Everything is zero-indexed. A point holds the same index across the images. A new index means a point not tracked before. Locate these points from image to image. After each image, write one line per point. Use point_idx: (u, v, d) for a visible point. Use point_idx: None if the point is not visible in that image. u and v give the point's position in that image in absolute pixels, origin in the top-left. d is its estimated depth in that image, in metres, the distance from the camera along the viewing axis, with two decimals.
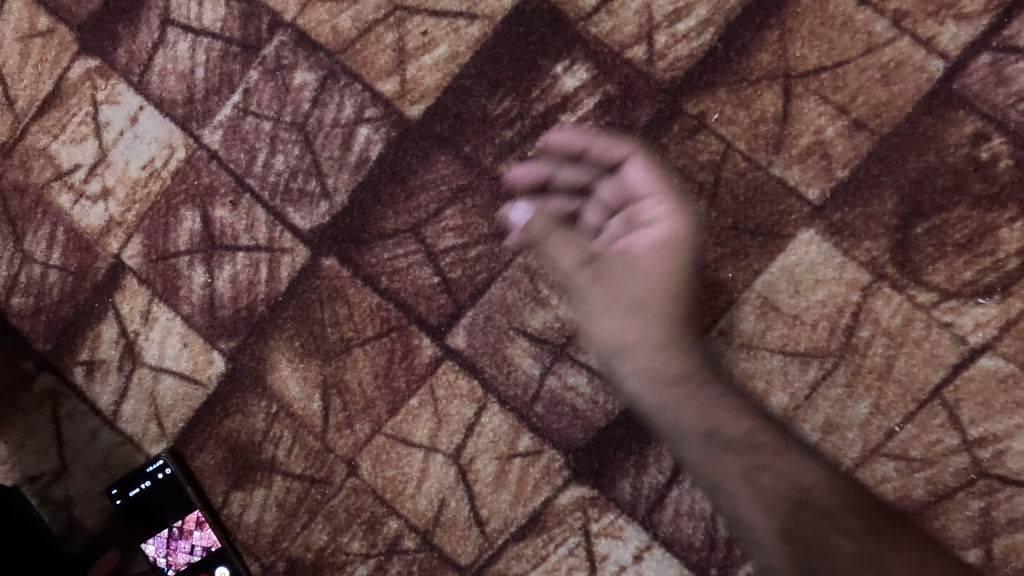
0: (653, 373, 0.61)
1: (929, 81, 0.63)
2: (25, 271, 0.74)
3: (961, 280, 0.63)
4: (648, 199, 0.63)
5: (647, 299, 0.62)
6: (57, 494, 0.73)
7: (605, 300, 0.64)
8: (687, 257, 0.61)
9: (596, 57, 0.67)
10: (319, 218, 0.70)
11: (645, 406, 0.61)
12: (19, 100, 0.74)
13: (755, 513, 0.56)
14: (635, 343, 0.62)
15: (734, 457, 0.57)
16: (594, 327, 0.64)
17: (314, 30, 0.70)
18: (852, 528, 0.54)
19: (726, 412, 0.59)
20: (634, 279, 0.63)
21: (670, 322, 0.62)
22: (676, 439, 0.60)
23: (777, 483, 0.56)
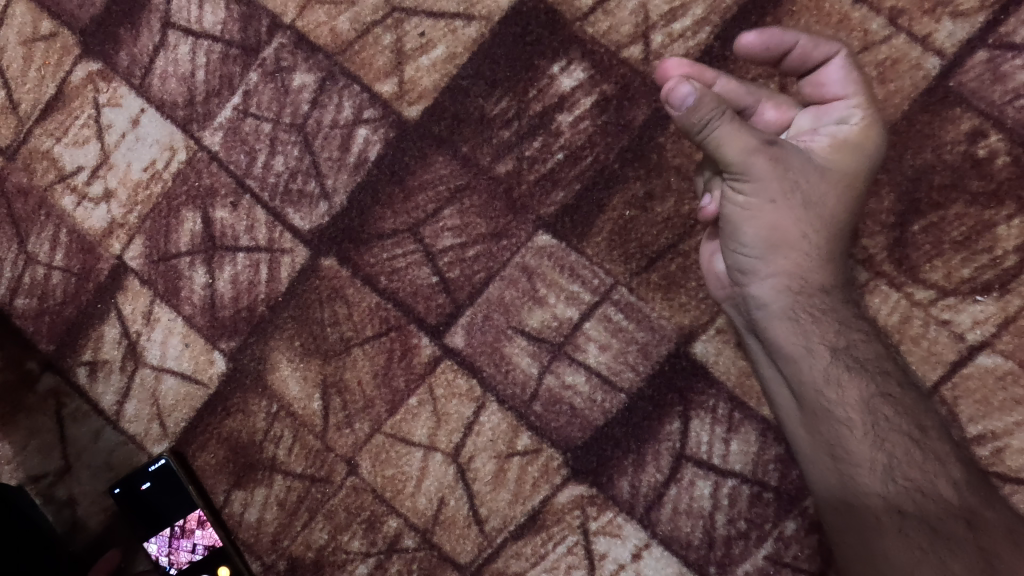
0: (795, 275, 0.57)
1: (926, 78, 0.63)
2: (29, 272, 0.74)
3: (959, 278, 0.62)
4: (842, 97, 0.58)
5: (817, 201, 0.56)
6: (61, 493, 0.74)
7: (776, 189, 0.54)
8: (869, 165, 0.57)
9: (593, 57, 0.67)
10: (318, 218, 0.71)
11: (765, 305, 0.58)
12: (23, 103, 0.75)
13: (861, 442, 0.55)
14: (794, 240, 0.56)
15: (861, 381, 0.56)
16: (751, 215, 0.56)
17: (313, 32, 0.71)
18: (958, 478, 0.53)
19: (862, 338, 0.57)
20: (812, 179, 0.55)
21: (826, 232, 0.57)
22: (796, 352, 0.57)
23: (894, 418, 0.55)
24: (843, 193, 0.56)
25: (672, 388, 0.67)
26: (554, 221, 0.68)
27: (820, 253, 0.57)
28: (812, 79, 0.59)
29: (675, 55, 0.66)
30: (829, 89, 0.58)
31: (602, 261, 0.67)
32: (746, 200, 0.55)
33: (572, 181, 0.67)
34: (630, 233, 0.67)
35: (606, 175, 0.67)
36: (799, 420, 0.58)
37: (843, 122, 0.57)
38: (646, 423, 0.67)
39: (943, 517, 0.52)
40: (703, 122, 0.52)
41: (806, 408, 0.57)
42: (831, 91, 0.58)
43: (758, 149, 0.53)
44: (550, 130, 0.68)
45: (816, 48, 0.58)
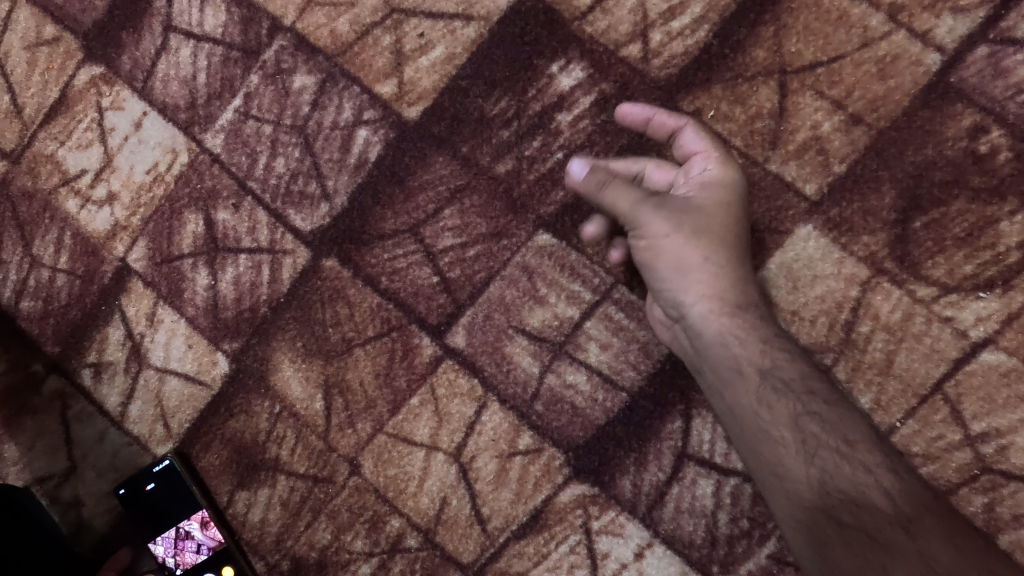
0: (714, 298, 0.59)
1: (927, 74, 0.63)
2: (34, 275, 0.75)
3: (961, 275, 0.62)
4: (700, 154, 0.62)
5: (707, 229, 0.59)
6: (67, 494, 0.74)
7: (665, 225, 0.59)
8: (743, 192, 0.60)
9: (592, 56, 0.67)
10: (320, 219, 0.71)
11: (696, 331, 0.60)
12: (27, 107, 0.75)
13: (795, 459, 0.54)
14: (699, 265, 0.59)
15: (788, 401, 0.56)
16: (654, 252, 0.60)
17: (313, 34, 0.71)
18: (890, 487, 0.52)
19: (783, 354, 0.57)
20: (694, 214, 0.59)
21: (728, 253, 0.59)
22: (726, 376, 0.58)
23: (824, 433, 0.54)
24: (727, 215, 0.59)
25: (673, 386, 0.67)
26: (554, 221, 0.68)
27: (728, 272, 0.59)
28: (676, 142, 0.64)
29: (674, 53, 0.66)
30: (688, 149, 0.63)
31: (602, 260, 0.67)
32: (643, 244, 0.60)
33: None
34: None
35: None
36: (742, 443, 0.58)
37: (704, 172, 0.61)
38: (648, 422, 0.67)
39: (879, 526, 0.50)
40: (596, 186, 0.59)
41: (745, 431, 0.57)
42: (689, 150, 0.63)
43: (643, 202, 0.59)
44: (549, 130, 0.68)
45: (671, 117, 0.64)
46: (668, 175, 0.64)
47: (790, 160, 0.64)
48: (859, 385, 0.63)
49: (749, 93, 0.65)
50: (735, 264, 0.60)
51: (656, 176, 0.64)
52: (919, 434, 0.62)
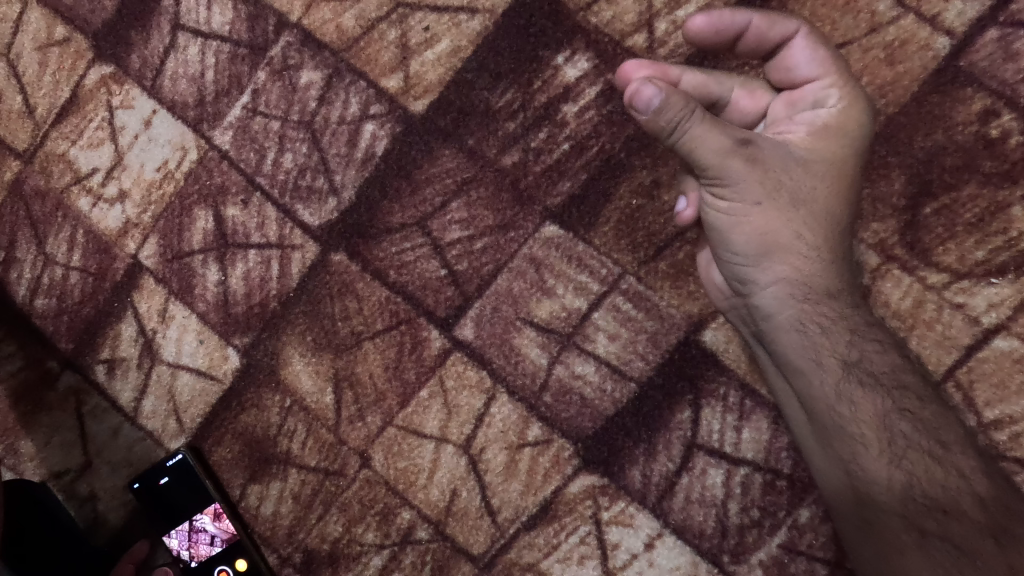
0: (803, 281, 0.58)
1: (936, 58, 0.62)
2: (48, 273, 0.76)
3: (972, 261, 0.62)
4: (815, 80, 0.60)
5: (807, 197, 0.58)
6: (82, 489, 0.75)
7: (758, 192, 0.57)
8: (839, 151, 0.59)
9: (597, 47, 0.67)
10: (328, 214, 0.71)
11: (773, 317, 0.60)
12: (39, 108, 0.76)
13: (877, 460, 0.56)
14: (791, 243, 0.58)
15: (876, 396, 0.57)
16: (740, 223, 0.58)
17: (319, 29, 0.71)
18: (981, 493, 0.54)
19: (875, 348, 0.57)
20: (795, 171, 0.58)
21: (828, 227, 0.58)
22: (806, 368, 0.59)
23: (915, 433, 0.55)
24: (817, 177, 0.58)
25: (682, 376, 0.67)
26: (561, 212, 0.68)
27: (823, 252, 0.59)
28: (780, 61, 0.61)
29: (679, 42, 0.66)
30: (798, 71, 0.61)
31: (610, 250, 0.67)
32: (729, 206, 0.58)
33: (578, 172, 0.68)
34: (637, 222, 0.67)
35: (611, 164, 0.67)
36: (813, 430, 0.60)
37: (819, 108, 0.60)
38: (657, 412, 0.67)
39: (966, 535, 0.53)
40: (671, 124, 0.54)
41: (823, 424, 0.59)
42: (801, 72, 0.61)
43: (733, 154, 0.56)
44: (555, 121, 0.68)
45: (773, 28, 0.60)
46: (759, 100, 0.64)
47: None
48: None
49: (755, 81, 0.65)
50: (829, 240, 0.59)
51: (743, 99, 0.64)
52: None
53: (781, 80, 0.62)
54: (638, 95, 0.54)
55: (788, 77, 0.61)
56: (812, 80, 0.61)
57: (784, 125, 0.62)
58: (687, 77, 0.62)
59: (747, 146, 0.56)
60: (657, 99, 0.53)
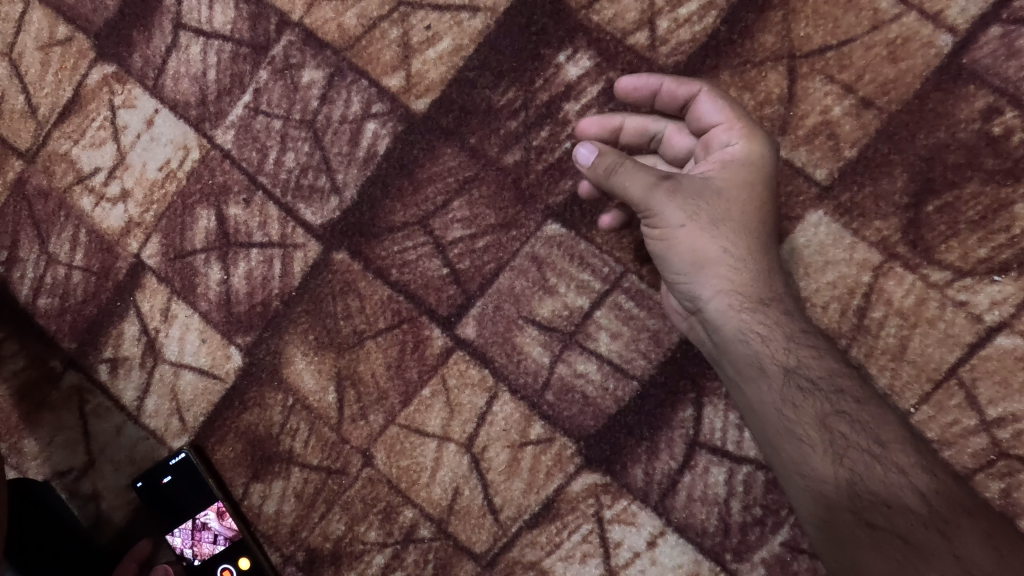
0: (735, 291, 0.57)
1: (938, 56, 0.62)
2: (50, 273, 0.76)
3: (975, 258, 0.62)
4: (721, 125, 0.60)
5: (728, 218, 0.57)
6: (86, 488, 0.76)
7: (682, 215, 0.57)
8: (763, 171, 0.58)
9: (599, 45, 0.67)
10: (330, 213, 0.71)
11: (713, 325, 0.58)
12: (41, 107, 0.76)
13: (823, 461, 0.54)
14: (718, 257, 0.57)
15: (815, 400, 0.55)
16: (670, 244, 0.58)
17: (321, 28, 0.71)
18: (923, 486, 0.52)
19: (811, 352, 0.56)
20: (713, 199, 0.57)
21: (751, 243, 0.57)
22: (749, 373, 0.57)
23: (855, 432, 0.54)
24: (739, 202, 0.57)
25: (685, 374, 0.67)
26: (563, 210, 0.68)
27: (751, 263, 0.57)
28: (690, 112, 0.62)
29: (681, 40, 0.66)
30: (706, 119, 0.61)
31: (611, 249, 0.67)
32: (659, 231, 0.58)
33: (580, 170, 0.68)
34: (639, 221, 0.67)
35: None
36: (763, 438, 0.58)
37: (726, 146, 0.59)
38: (659, 411, 0.67)
39: (912, 528, 0.51)
40: (605, 172, 0.58)
41: (768, 431, 0.57)
42: (708, 120, 0.60)
43: (657, 185, 0.57)
44: (557, 119, 0.68)
45: (681, 86, 0.62)
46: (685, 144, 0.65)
47: (799, 146, 0.64)
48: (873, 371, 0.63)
49: (757, 79, 0.64)
50: (757, 254, 0.57)
51: (675, 141, 0.65)
52: (934, 419, 0.62)
53: (697, 128, 0.62)
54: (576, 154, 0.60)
55: (698, 125, 0.62)
56: (719, 126, 0.60)
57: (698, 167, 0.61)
58: (628, 123, 0.66)
59: (675, 181, 0.57)
60: (592, 157, 0.59)
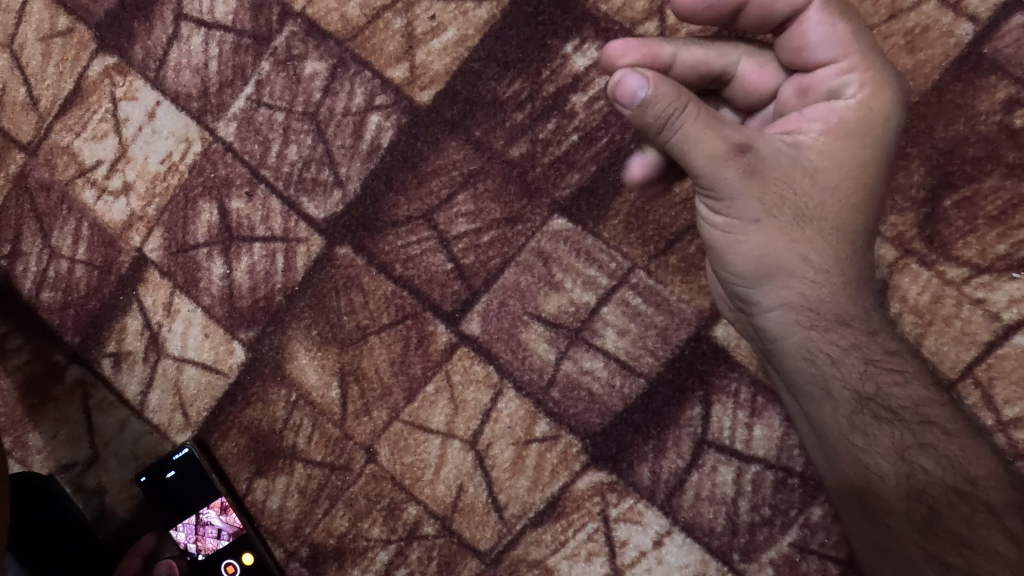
0: (809, 308, 0.54)
1: (958, 45, 0.60)
2: (53, 266, 0.76)
3: (993, 254, 0.60)
4: (833, 62, 0.54)
5: (812, 214, 0.52)
6: (90, 482, 0.75)
7: (757, 208, 0.51)
8: (860, 161, 0.53)
9: (607, 35, 0.65)
10: (333, 207, 0.70)
11: (783, 346, 0.56)
12: (42, 99, 0.76)
13: (896, 491, 0.55)
14: (796, 265, 0.53)
15: (894, 430, 0.55)
16: (735, 241, 0.53)
17: (323, 19, 0.70)
18: (1013, 528, 0.53)
19: (895, 379, 0.55)
20: (798, 191, 0.52)
21: (841, 243, 0.53)
22: (821, 395, 0.56)
23: (936, 466, 0.55)
24: (827, 199, 0.52)
25: (693, 371, 0.66)
26: (570, 205, 0.67)
27: (833, 277, 0.53)
28: (795, 36, 0.55)
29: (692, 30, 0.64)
30: (816, 50, 0.55)
31: (619, 244, 0.66)
32: (724, 221, 0.53)
33: (587, 163, 0.66)
34: (647, 215, 0.66)
35: (621, 156, 0.66)
36: (822, 454, 0.59)
37: (837, 101, 0.54)
38: (666, 408, 0.66)
39: (991, 568, 0.53)
40: (660, 120, 0.50)
41: (836, 451, 0.57)
42: (818, 51, 0.55)
43: (730, 161, 0.50)
44: (564, 111, 0.66)
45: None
46: (768, 78, 0.59)
47: None
48: None
49: None
50: (843, 264, 0.53)
51: (751, 74, 0.60)
52: None
53: (800, 59, 0.56)
54: (622, 87, 0.50)
55: (804, 54, 0.55)
56: (831, 62, 0.55)
57: (796, 117, 0.55)
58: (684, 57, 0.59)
59: (738, 153, 0.50)
60: (644, 91, 0.50)
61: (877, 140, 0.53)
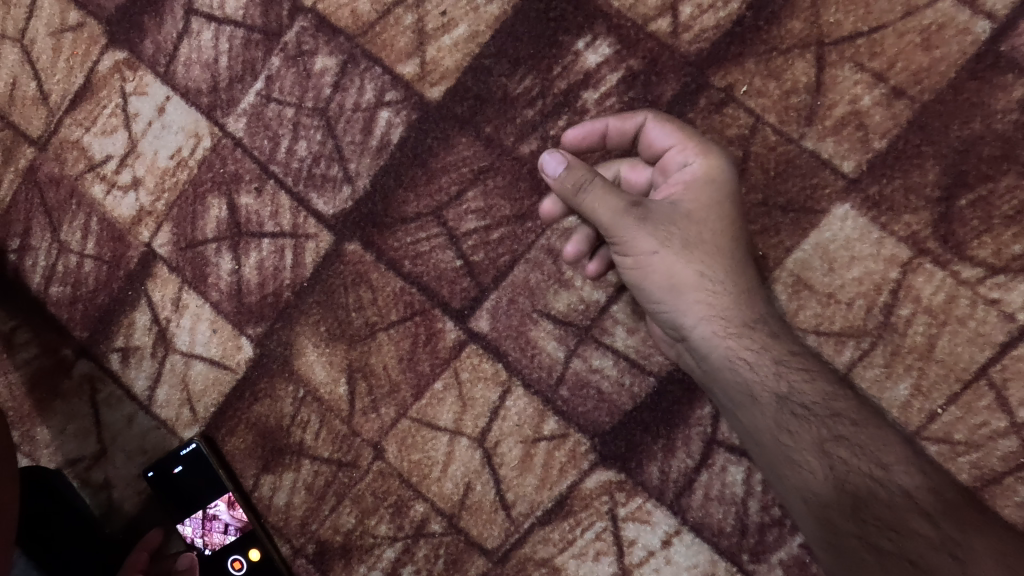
0: (718, 317, 0.57)
1: (975, 43, 0.60)
2: (62, 261, 0.76)
3: (1009, 255, 0.59)
4: (674, 147, 0.59)
5: (698, 240, 0.57)
6: (97, 477, 0.75)
7: (653, 241, 0.56)
8: (729, 188, 0.58)
9: (619, 32, 0.65)
10: (342, 202, 0.70)
11: (705, 357, 0.58)
12: (53, 94, 0.76)
13: (824, 484, 0.54)
14: (696, 283, 0.57)
15: (811, 426, 0.55)
16: (644, 273, 0.58)
17: (334, 14, 0.70)
18: (930, 510, 0.52)
19: (802, 376, 0.56)
20: (682, 224, 0.57)
21: (724, 260, 0.57)
22: (743, 402, 0.57)
23: (854, 457, 0.54)
24: (709, 225, 0.57)
25: None
26: None
27: (729, 285, 0.57)
28: (642, 140, 0.61)
29: (705, 27, 0.64)
30: (657, 144, 0.60)
31: None
32: (632, 261, 0.58)
33: None
34: None
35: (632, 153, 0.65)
36: (765, 462, 0.58)
37: (685, 167, 0.59)
38: (676, 408, 0.65)
39: (922, 552, 0.51)
40: (575, 188, 0.57)
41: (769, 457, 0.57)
42: (659, 145, 0.60)
43: (626, 212, 0.57)
44: (575, 108, 0.66)
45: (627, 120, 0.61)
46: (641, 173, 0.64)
47: (827, 137, 0.62)
48: (898, 370, 0.61)
49: (784, 67, 0.62)
50: (733, 274, 0.57)
51: (631, 176, 0.65)
52: (961, 420, 0.60)
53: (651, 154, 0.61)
54: (544, 165, 0.59)
55: (651, 150, 0.61)
56: (671, 149, 0.60)
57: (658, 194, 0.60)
58: None
59: (633, 208, 0.57)
60: (558, 169, 0.58)
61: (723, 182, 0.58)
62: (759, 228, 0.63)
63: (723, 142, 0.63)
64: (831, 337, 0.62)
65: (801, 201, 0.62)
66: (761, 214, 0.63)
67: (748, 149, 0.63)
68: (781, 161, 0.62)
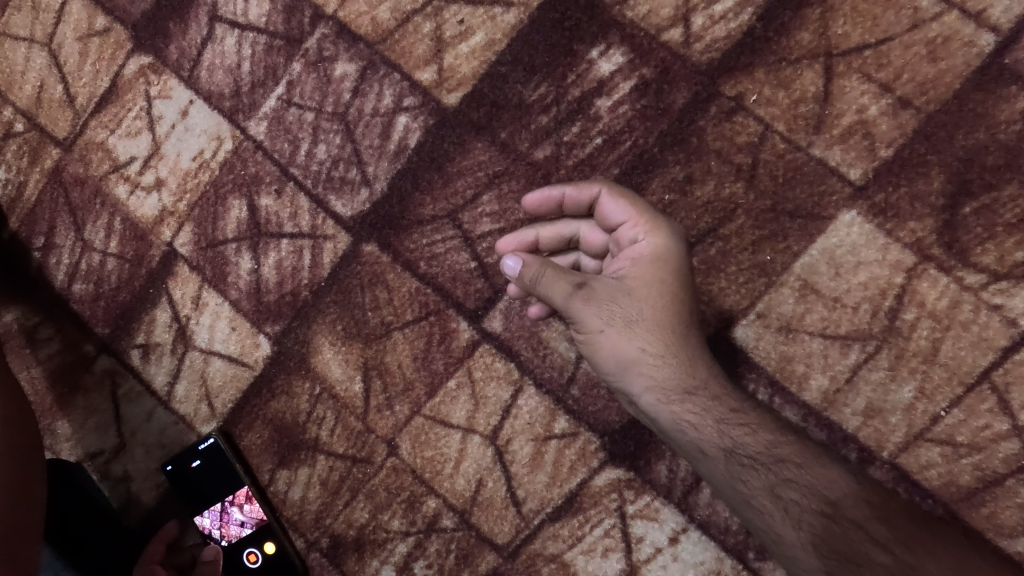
0: (662, 386, 0.58)
1: (980, 55, 0.61)
2: (85, 259, 0.78)
3: (1011, 261, 0.61)
4: (627, 223, 0.61)
5: (639, 318, 0.58)
6: (117, 470, 0.77)
7: (599, 320, 0.58)
8: (673, 266, 0.59)
9: (633, 41, 0.67)
10: (360, 205, 0.72)
11: (657, 420, 0.60)
12: (79, 96, 0.78)
13: (785, 526, 0.56)
14: (638, 357, 0.58)
15: (762, 474, 0.57)
16: (594, 348, 0.60)
17: (354, 21, 0.72)
18: (880, 536, 0.54)
19: (745, 429, 0.58)
20: (624, 301, 0.59)
21: (665, 334, 0.58)
22: (696, 459, 0.59)
23: (804, 498, 0.56)
24: (649, 303, 0.59)
25: None
26: None
27: (671, 356, 0.58)
28: (598, 212, 0.63)
29: (716, 37, 0.65)
30: (612, 219, 0.62)
31: None
32: (583, 336, 0.60)
33: (610, 166, 0.67)
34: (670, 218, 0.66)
35: (644, 159, 0.67)
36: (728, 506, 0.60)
37: (636, 242, 0.61)
38: None
39: None
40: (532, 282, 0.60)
41: (733, 504, 0.59)
42: (614, 220, 0.62)
43: (574, 296, 0.59)
44: (588, 115, 0.68)
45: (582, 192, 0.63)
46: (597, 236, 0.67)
47: (834, 145, 0.63)
48: (903, 373, 0.63)
49: (793, 77, 0.64)
50: (674, 346, 0.59)
51: (589, 236, 0.67)
52: (963, 422, 0.62)
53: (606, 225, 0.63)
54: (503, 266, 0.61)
55: (606, 224, 0.63)
56: (625, 224, 0.61)
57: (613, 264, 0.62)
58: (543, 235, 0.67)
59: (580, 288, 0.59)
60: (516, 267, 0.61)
61: (670, 265, 0.59)
62: (766, 234, 0.64)
63: (732, 150, 0.65)
64: (836, 340, 0.64)
65: (808, 208, 0.64)
66: (769, 219, 0.64)
67: (757, 157, 0.65)
68: (789, 169, 0.64)
